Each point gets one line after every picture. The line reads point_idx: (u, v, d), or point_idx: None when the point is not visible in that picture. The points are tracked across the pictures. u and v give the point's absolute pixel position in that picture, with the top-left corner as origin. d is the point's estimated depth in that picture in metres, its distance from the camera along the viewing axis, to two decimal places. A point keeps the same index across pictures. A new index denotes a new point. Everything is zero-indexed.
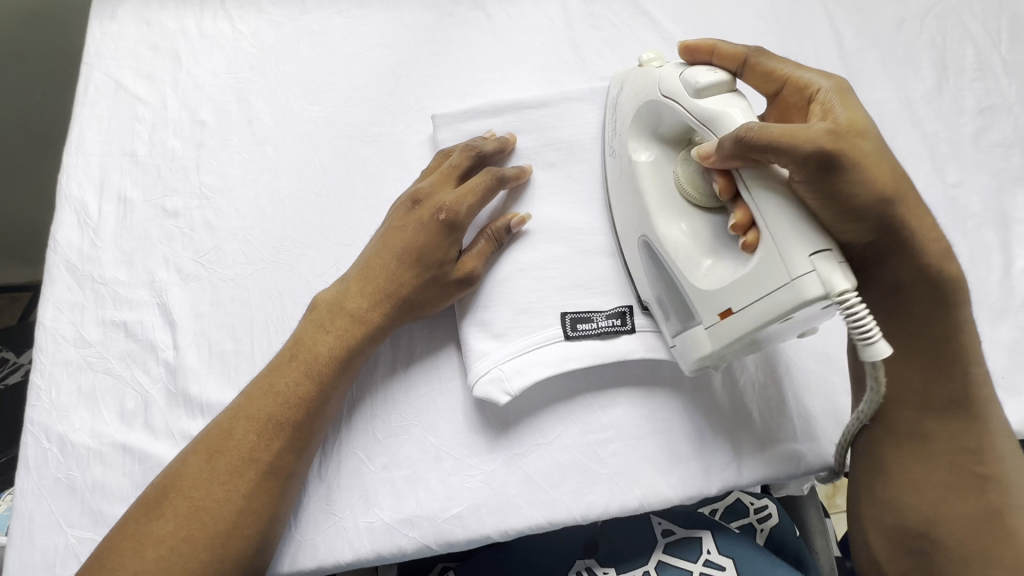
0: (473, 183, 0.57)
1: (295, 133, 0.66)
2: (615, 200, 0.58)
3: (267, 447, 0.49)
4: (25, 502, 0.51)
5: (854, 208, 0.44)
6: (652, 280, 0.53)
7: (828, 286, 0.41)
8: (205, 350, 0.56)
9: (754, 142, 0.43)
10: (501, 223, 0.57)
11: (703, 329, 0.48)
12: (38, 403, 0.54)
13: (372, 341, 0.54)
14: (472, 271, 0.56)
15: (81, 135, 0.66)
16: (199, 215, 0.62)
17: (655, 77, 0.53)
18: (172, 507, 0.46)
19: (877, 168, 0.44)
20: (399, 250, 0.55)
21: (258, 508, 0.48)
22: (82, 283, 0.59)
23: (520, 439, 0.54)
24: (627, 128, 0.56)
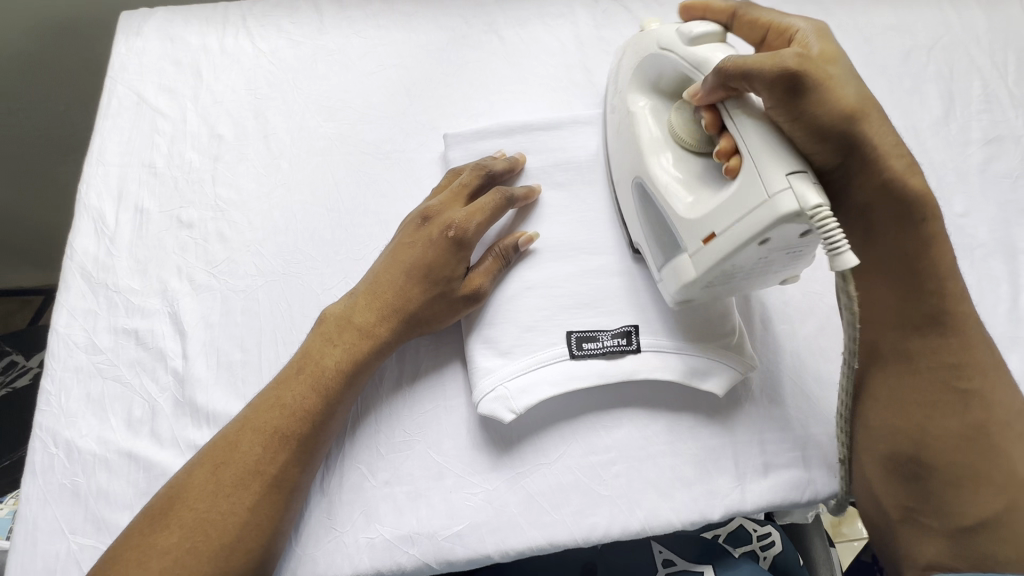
0: (483, 202, 0.58)
1: (310, 149, 0.68)
2: (615, 154, 0.60)
3: (272, 460, 0.49)
4: (30, 506, 0.51)
5: (820, 128, 0.45)
6: (644, 219, 0.56)
7: (802, 200, 0.42)
8: (213, 360, 0.57)
9: (734, 71, 0.45)
10: (509, 241, 0.58)
11: (687, 255, 0.50)
12: (48, 408, 0.54)
13: (377, 355, 0.55)
14: (479, 288, 0.56)
15: (102, 146, 0.68)
16: (214, 226, 0.63)
17: (652, 38, 0.55)
18: (176, 519, 0.47)
19: (841, 89, 0.46)
20: (407, 266, 0.56)
21: (261, 519, 0.48)
22: (96, 290, 0.60)
23: (523, 457, 0.54)
24: (626, 87, 0.58)
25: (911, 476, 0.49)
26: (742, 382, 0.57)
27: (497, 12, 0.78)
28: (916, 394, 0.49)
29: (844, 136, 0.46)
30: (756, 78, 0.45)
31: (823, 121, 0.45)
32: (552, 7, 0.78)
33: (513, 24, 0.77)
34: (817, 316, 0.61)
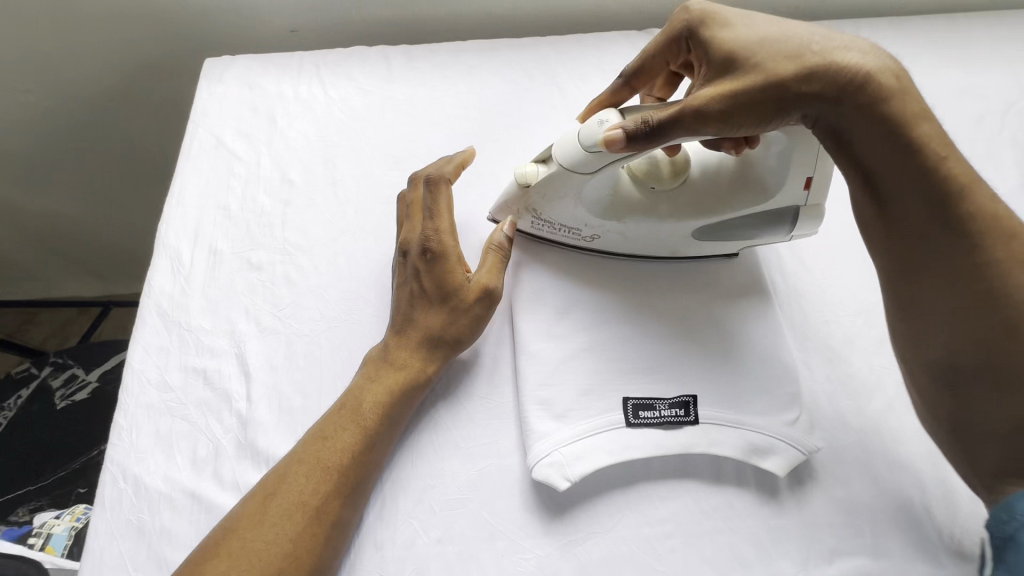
0: (443, 206, 0.59)
1: (375, 197, 0.70)
2: (637, 246, 0.62)
3: (316, 492, 0.50)
4: (97, 540, 0.53)
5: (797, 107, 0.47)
6: (735, 239, 0.61)
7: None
8: (275, 404, 0.58)
9: (656, 121, 0.48)
10: (497, 236, 0.60)
11: (802, 207, 0.57)
12: (119, 443, 0.57)
13: (414, 390, 0.55)
14: (492, 287, 0.57)
15: (182, 187, 0.71)
16: (282, 270, 0.66)
17: (558, 174, 0.57)
18: (227, 549, 0.47)
19: (782, 66, 0.46)
20: (413, 298, 0.57)
21: (304, 556, 0.47)
22: (170, 328, 0.62)
23: (577, 524, 0.53)
24: (595, 220, 0.60)
25: (955, 393, 0.46)
26: (805, 461, 0.55)
27: (559, 67, 0.80)
28: (961, 321, 0.44)
29: (797, 106, 0.47)
30: (678, 123, 0.48)
31: (759, 104, 0.47)
32: (614, 64, 0.80)
33: (575, 79, 0.79)
34: (883, 392, 0.58)
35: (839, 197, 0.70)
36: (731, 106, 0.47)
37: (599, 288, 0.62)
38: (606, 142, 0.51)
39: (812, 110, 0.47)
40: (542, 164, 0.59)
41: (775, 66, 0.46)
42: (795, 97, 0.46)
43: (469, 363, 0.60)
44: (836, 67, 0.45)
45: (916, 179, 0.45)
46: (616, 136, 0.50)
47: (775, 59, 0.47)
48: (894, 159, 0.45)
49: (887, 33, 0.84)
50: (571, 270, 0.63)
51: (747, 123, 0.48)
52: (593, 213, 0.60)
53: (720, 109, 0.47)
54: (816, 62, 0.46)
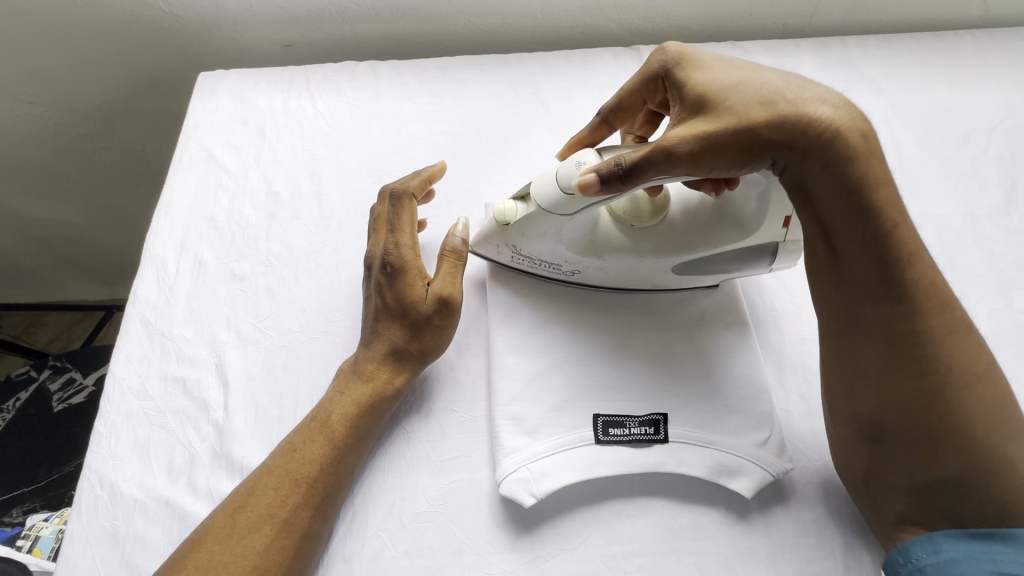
0: (404, 222, 0.59)
1: (358, 210, 0.71)
2: (616, 280, 0.62)
3: (284, 504, 0.50)
4: (72, 546, 0.54)
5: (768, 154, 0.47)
6: (719, 271, 0.60)
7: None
8: (252, 414, 0.59)
9: (629, 161, 0.48)
10: (452, 240, 0.60)
11: (782, 243, 0.57)
12: (98, 450, 0.58)
13: (383, 403, 0.55)
14: (449, 296, 0.57)
15: (170, 199, 0.73)
16: (264, 281, 0.67)
17: (534, 214, 0.57)
18: (194, 561, 0.47)
19: (756, 115, 0.46)
20: (377, 313, 0.58)
21: (270, 568, 0.47)
22: (152, 337, 0.64)
23: (544, 540, 0.53)
24: (574, 258, 0.60)
25: (881, 449, 0.47)
26: (776, 481, 0.55)
27: (545, 82, 0.81)
28: (898, 383, 0.45)
29: (766, 154, 0.47)
30: (652, 163, 0.48)
31: (733, 148, 0.47)
32: (599, 80, 0.81)
33: (559, 94, 0.80)
34: None
35: None
36: (708, 148, 0.47)
37: (574, 304, 0.62)
38: (581, 187, 0.51)
39: (784, 159, 0.47)
40: (522, 202, 0.58)
41: (749, 113, 0.47)
42: (767, 146, 0.46)
43: (444, 377, 0.61)
44: (810, 116, 0.45)
45: (864, 238, 0.45)
46: (591, 180, 0.50)
47: (750, 105, 0.47)
48: (851, 215, 0.46)
49: (874, 50, 0.84)
50: (546, 286, 0.63)
51: (718, 164, 0.48)
52: (572, 252, 0.59)
53: (691, 150, 0.47)
54: (787, 110, 0.46)
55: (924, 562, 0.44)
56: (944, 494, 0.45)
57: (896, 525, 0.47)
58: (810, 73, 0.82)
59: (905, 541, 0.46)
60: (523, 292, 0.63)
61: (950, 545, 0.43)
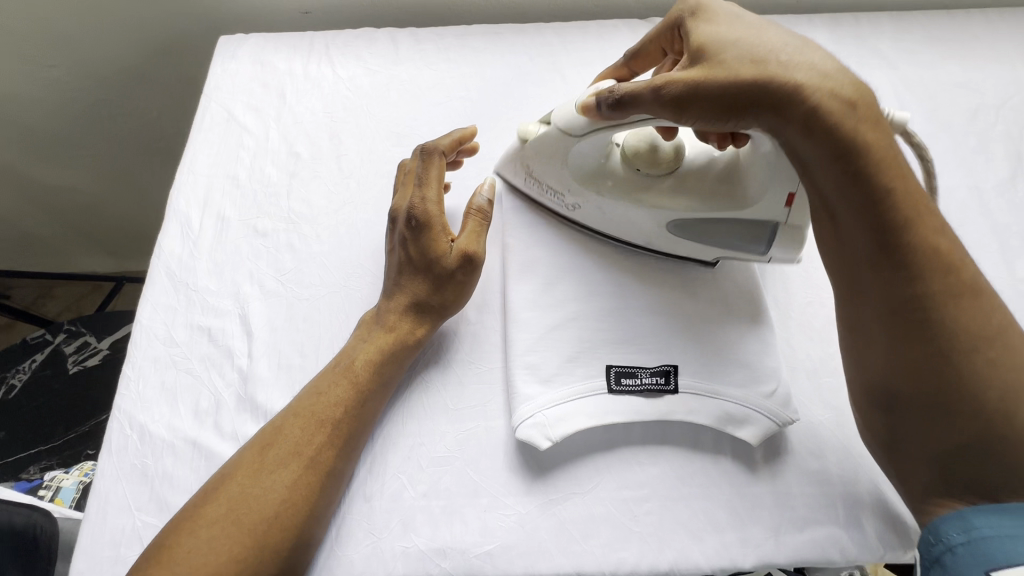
0: (432, 177, 0.60)
1: (378, 171, 0.72)
2: (616, 228, 0.64)
3: (309, 443, 0.52)
4: (103, 481, 0.56)
5: (758, 109, 0.48)
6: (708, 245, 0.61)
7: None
8: (275, 361, 0.61)
9: (619, 93, 0.53)
10: (478, 199, 0.61)
11: (782, 224, 0.57)
12: (126, 392, 0.60)
13: (406, 351, 0.57)
14: (473, 252, 0.58)
15: (193, 157, 0.74)
16: (285, 237, 0.68)
17: (552, 134, 0.61)
18: (225, 492, 0.49)
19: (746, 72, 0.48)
20: (400, 265, 0.59)
21: (299, 502, 0.49)
22: (177, 287, 0.66)
23: (558, 484, 0.55)
24: (574, 185, 0.63)
25: (893, 417, 0.49)
26: (780, 431, 0.57)
27: (561, 52, 0.82)
28: (889, 337, 0.47)
29: (747, 111, 0.49)
30: (638, 101, 0.52)
31: (714, 103, 0.49)
32: (615, 50, 0.82)
33: (575, 64, 0.81)
34: None
35: None
36: (684, 100, 0.50)
37: (590, 264, 0.64)
38: (583, 109, 0.56)
39: (772, 121, 0.49)
40: (544, 124, 0.63)
41: (734, 71, 0.49)
42: (750, 103, 0.48)
43: (461, 331, 0.63)
44: (792, 80, 0.47)
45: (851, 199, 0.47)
46: (590, 100, 0.55)
47: (737, 63, 0.49)
48: (839, 175, 0.47)
49: (887, 26, 0.85)
50: (561, 246, 0.65)
51: (703, 114, 0.50)
52: (576, 180, 0.63)
53: (677, 95, 0.50)
54: (775, 71, 0.48)
55: (955, 541, 0.44)
56: (955, 467, 0.46)
57: (925, 497, 0.48)
58: (822, 49, 0.83)
59: (936, 519, 0.46)
60: (541, 251, 0.64)
61: (981, 521, 0.43)
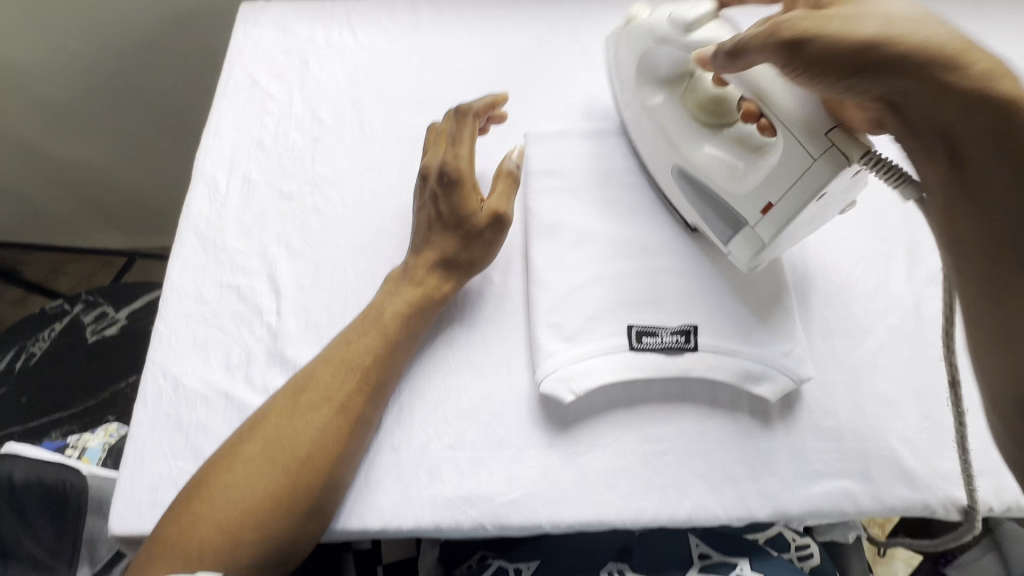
0: (465, 137, 0.62)
1: (401, 137, 0.73)
2: (642, 138, 0.66)
3: (341, 389, 0.54)
4: (139, 430, 0.58)
5: (901, 70, 0.46)
6: (694, 203, 0.61)
7: (847, 154, 0.48)
8: (303, 318, 0.63)
9: (744, 41, 0.51)
10: (507, 163, 0.63)
11: (750, 227, 0.57)
12: (160, 346, 0.62)
13: (432, 306, 0.59)
14: (503, 212, 0.60)
15: (218, 122, 0.75)
16: (311, 200, 0.70)
17: (644, 30, 0.61)
18: (261, 433, 0.52)
19: (891, 30, 0.46)
20: (428, 222, 0.61)
21: (331, 444, 0.52)
22: (206, 247, 0.67)
23: (580, 437, 0.57)
24: (636, 87, 0.65)
25: None
26: (796, 389, 0.58)
27: (581, 22, 0.82)
28: (1017, 310, 0.45)
29: (874, 72, 0.46)
30: (761, 50, 0.50)
31: (838, 61, 0.47)
32: None
33: (595, 33, 0.81)
34: (878, 333, 0.62)
35: None
36: (808, 51, 0.48)
37: (612, 227, 0.65)
38: (701, 58, 0.55)
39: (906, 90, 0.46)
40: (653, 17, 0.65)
41: (868, 32, 0.46)
42: (892, 65, 0.46)
43: (485, 292, 0.64)
44: (935, 45, 0.45)
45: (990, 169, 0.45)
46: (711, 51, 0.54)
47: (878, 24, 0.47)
48: (986, 143, 0.45)
49: None
50: (584, 210, 0.66)
51: (839, 66, 0.47)
52: (644, 82, 0.64)
53: (806, 46, 0.48)
54: (925, 36, 0.45)
55: None
56: None
57: None
58: None
59: None
60: (565, 214, 0.65)
61: None
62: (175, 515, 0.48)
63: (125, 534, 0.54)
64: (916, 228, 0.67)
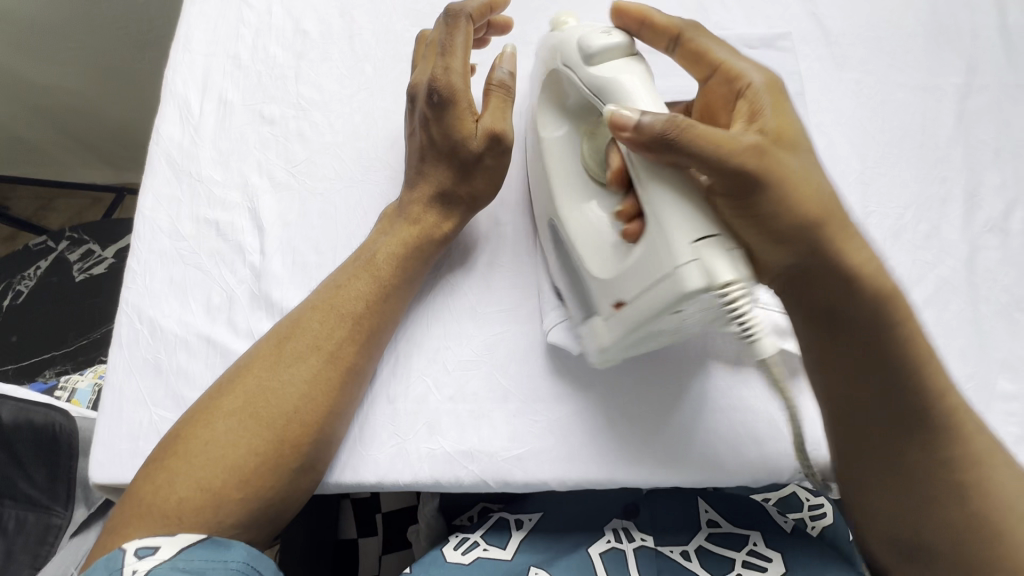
0: (457, 44, 0.51)
1: (395, 54, 0.64)
2: (534, 178, 0.55)
3: (330, 338, 0.49)
4: (116, 376, 0.54)
5: (778, 233, 0.38)
6: (560, 264, 0.52)
7: (709, 275, 0.37)
8: (289, 258, 0.57)
9: (681, 139, 0.38)
10: (499, 71, 0.53)
11: (601, 319, 0.47)
12: (134, 286, 0.57)
13: (430, 249, 0.53)
14: (501, 132, 0.52)
15: (188, 33, 0.67)
16: (295, 125, 0.62)
17: (556, 47, 0.49)
18: (242, 385, 0.47)
19: (800, 189, 0.39)
20: (424, 151, 0.54)
21: (319, 396, 0.47)
22: (180, 178, 0.61)
23: (590, 392, 0.53)
24: (539, 110, 0.53)
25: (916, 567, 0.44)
26: None
27: None
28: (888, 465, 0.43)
29: (793, 236, 0.38)
30: (696, 159, 0.38)
31: (779, 226, 0.38)
32: None
33: None
34: (924, 288, 0.56)
35: (908, 79, 0.63)
36: (744, 198, 0.38)
37: None
38: (615, 124, 0.40)
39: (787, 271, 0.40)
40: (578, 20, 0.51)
41: (806, 201, 0.38)
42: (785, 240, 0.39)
43: (489, 233, 0.58)
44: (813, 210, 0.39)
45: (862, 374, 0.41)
46: (637, 117, 0.39)
47: (819, 201, 0.39)
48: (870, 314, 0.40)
49: None
50: None
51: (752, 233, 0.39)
52: (546, 110, 0.52)
53: (727, 174, 0.38)
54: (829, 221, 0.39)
55: None
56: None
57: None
58: None
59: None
60: None
61: None
62: (152, 472, 0.45)
63: (105, 483, 0.50)
64: (978, 168, 0.60)
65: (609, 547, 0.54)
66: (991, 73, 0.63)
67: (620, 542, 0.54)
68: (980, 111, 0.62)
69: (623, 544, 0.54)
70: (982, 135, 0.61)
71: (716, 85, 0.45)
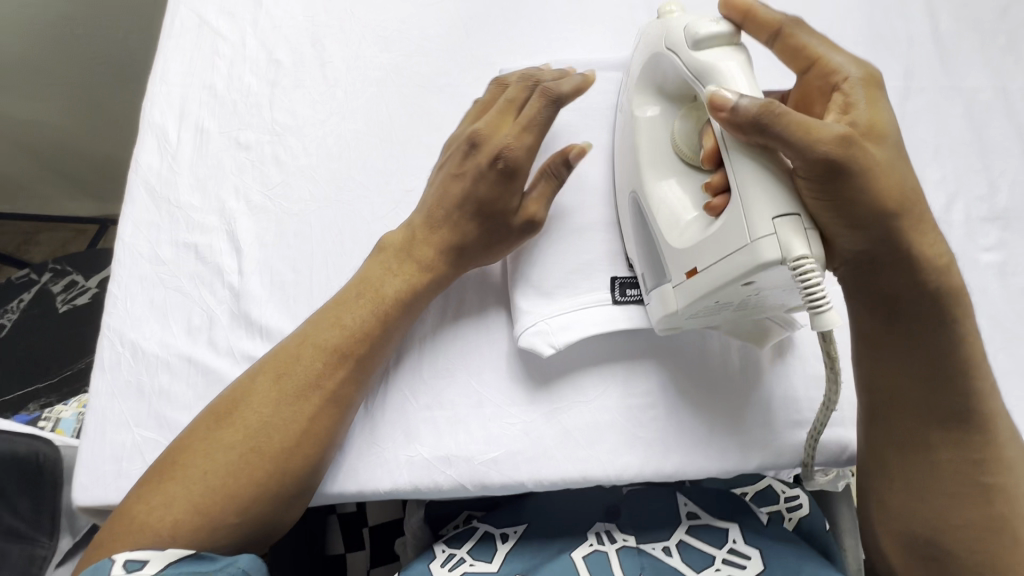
0: (537, 124, 0.53)
1: (365, 79, 0.67)
2: (622, 155, 0.56)
3: (331, 377, 0.50)
4: (99, 399, 0.55)
5: (855, 217, 0.41)
6: (637, 240, 0.53)
7: (785, 248, 0.39)
8: (267, 278, 0.59)
9: (767, 121, 0.39)
10: (557, 157, 0.54)
11: (671, 287, 0.48)
12: (115, 310, 0.59)
13: (432, 288, 0.54)
14: (538, 218, 0.54)
15: (164, 67, 0.69)
16: (270, 149, 0.64)
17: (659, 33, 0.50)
18: (240, 419, 0.48)
19: (886, 178, 0.41)
20: (456, 205, 0.54)
21: (319, 429, 0.49)
22: (159, 204, 0.63)
23: (560, 394, 0.55)
24: (636, 85, 0.53)
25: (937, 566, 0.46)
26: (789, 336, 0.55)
27: None
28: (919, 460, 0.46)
29: (876, 223, 0.41)
30: (783, 142, 0.39)
31: (863, 207, 0.40)
32: None
33: None
34: None
35: None
36: (834, 179, 0.39)
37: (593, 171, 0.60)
38: (712, 100, 0.41)
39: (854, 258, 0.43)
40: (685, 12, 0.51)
41: (890, 188, 0.41)
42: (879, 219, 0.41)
43: None
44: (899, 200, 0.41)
45: (921, 351, 0.44)
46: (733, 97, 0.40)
47: (900, 190, 0.41)
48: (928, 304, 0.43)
49: None
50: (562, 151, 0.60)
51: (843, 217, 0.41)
52: (637, 87, 0.53)
53: (810, 161, 0.39)
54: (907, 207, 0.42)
55: None
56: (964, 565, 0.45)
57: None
58: None
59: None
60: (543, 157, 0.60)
61: None
62: (144, 492, 0.46)
63: (89, 505, 0.51)
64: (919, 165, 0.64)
65: (591, 550, 0.55)
66: (926, 76, 0.67)
67: (603, 544, 0.55)
68: (918, 112, 0.66)
69: (606, 546, 0.55)
70: (921, 134, 0.65)
71: (814, 77, 0.46)
